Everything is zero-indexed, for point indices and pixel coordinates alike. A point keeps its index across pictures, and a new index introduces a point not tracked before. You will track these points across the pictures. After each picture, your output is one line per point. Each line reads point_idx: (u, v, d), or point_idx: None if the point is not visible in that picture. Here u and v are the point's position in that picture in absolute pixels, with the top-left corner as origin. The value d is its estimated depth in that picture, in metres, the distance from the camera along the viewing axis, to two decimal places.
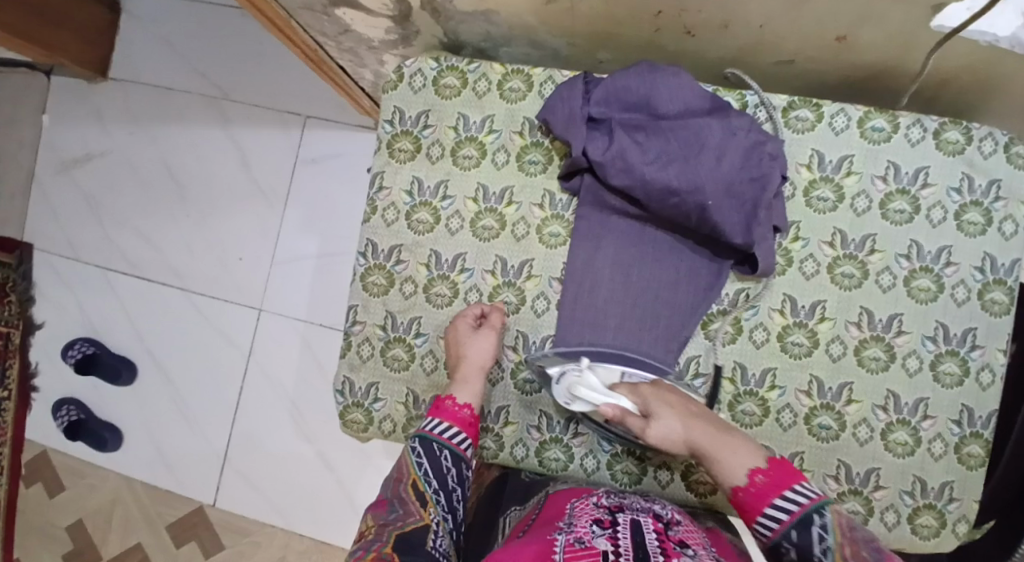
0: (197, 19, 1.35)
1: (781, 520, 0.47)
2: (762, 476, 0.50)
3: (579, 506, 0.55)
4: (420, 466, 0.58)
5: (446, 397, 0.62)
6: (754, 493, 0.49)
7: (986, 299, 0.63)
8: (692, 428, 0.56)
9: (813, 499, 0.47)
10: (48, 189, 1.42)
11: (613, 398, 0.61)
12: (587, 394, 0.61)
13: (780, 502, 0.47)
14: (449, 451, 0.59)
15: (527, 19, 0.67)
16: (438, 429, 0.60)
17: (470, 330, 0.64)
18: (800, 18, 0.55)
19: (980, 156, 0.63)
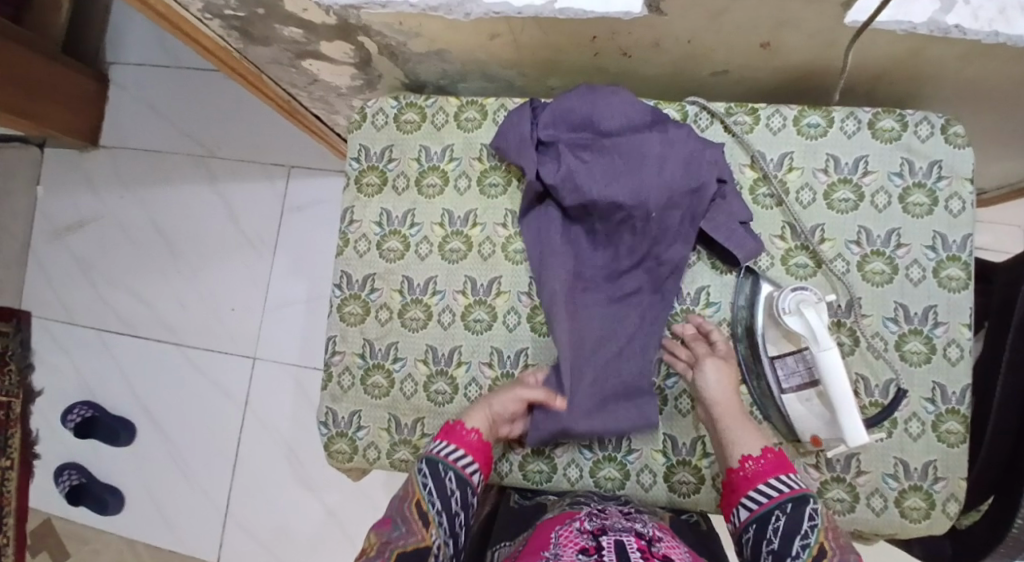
0: (182, 85, 1.42)
1: (772, 496, 0.54)
2: (771, 455, 0.57)
3: (563, 533, 0.55)
4: (425, 486, 0.57)
5: (458, 422, 0.62)
6: (762, 465, 0.56)
7: (942, 276, 0.65)
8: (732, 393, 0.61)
9: (797, 490, 0.54)
10: (45, 257, 1.46)
11: (825, 342, 0.57)
12: (812, 320, 0.57)
13: (778, 481, 0.54)
14: (455, 473, 0.58)
15: (477, 55, 0.72)
16: (446, 451, 0.59)
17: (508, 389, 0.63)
18: (723, 30, 0.59)
19: (918, 140, 0.66)
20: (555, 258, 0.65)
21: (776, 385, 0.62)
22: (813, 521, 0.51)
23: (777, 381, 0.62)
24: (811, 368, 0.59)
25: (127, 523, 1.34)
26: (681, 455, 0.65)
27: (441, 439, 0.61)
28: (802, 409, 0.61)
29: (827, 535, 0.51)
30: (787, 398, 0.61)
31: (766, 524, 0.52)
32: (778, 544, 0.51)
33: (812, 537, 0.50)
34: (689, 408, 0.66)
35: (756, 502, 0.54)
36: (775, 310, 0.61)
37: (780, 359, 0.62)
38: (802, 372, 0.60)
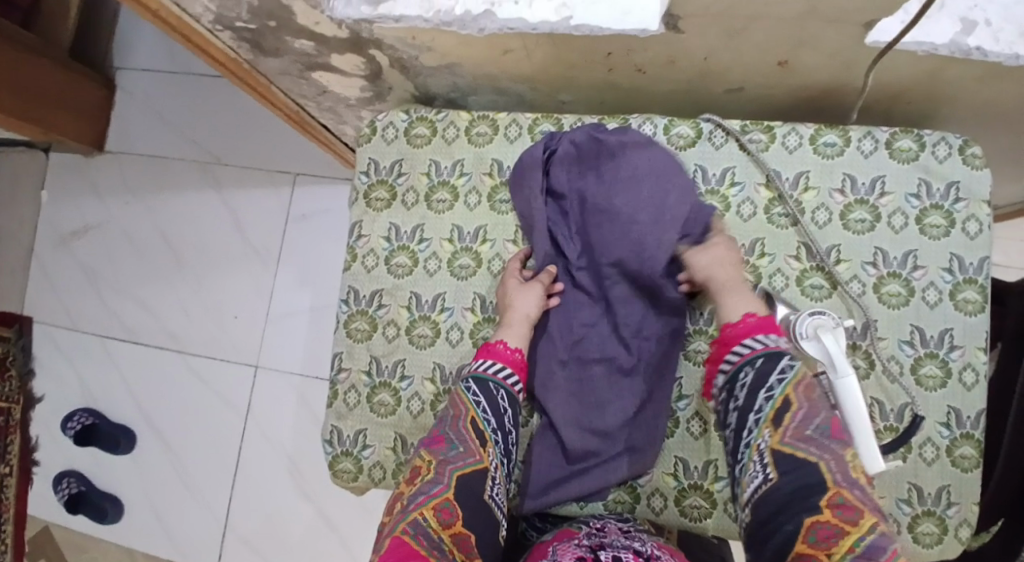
0: (189, 92, 1.41)
1: (750, 349, 0.55)
2: (754, 319, 0.57)
3: (561, 548, 0.54)
4: (478, 404, 0.58)
5: (497, 341, 0.63)
6: (742, 328, 0.57)
7: (959, 299, 0.64)
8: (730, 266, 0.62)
9: (767, 346, 0.54)
10: (48, 261, 1.46)
11: (845, 369, 0.57)
12: (829, 343, 0.57)
13: (755, 340, 0.55)
14: (505, 390, 0.60)
15: (489, 69, 0.71)
16: (492, 369, 0.61)
17: (516, 283, 0.65)
18: (740, 48, 0.58)
19: (935, 161, 0.65)
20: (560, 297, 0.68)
21: None
22: (785, 373, 0.51)
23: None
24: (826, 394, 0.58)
25: (126, 532, 1.32)
26: (693, 479, 0.64)
27: (480, 358, 0.62)
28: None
29: (797, 388, 0.50)
30: None
31: (737, 380, 0.54)
32: (745, 395, 0.53)
33: (777, 388, 0.50)
34: (701, 430, 0.64)
35: (738, 356, 0.56)
36: (790, 333, 0.59)
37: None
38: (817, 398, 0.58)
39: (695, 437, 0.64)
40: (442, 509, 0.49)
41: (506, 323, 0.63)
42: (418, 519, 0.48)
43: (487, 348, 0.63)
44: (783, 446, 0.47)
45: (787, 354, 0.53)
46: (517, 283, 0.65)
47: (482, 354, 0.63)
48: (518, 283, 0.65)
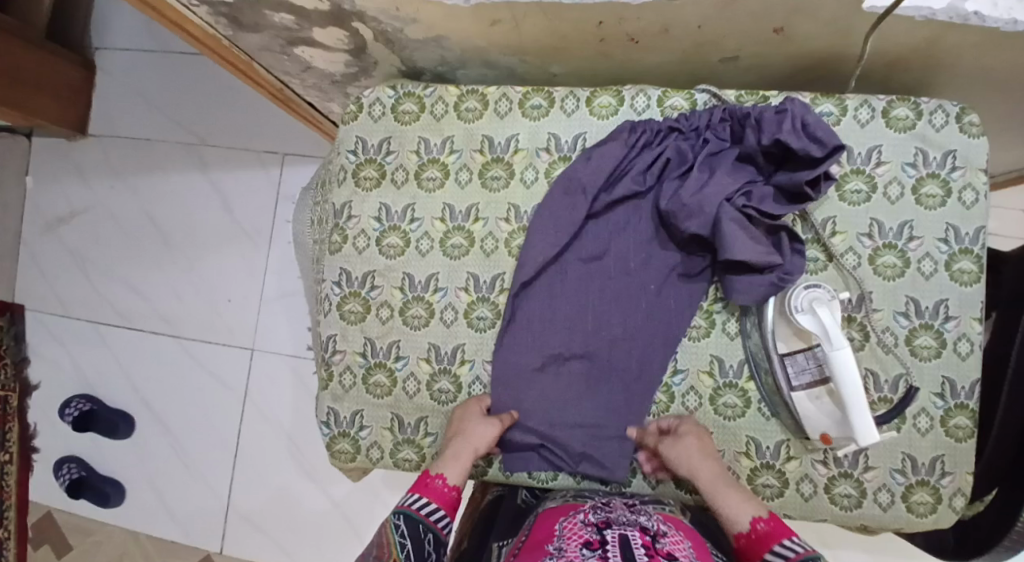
0: (170, 70, 1.38)
1: (787, 558, 0.48)
2: (764, 524, 0.52)
3: (567, 525, 0.54)
4: (403, 547, 0.53)
5: (435, 475, 0.58)
6: (756, 539, 0.51)
7: (954, 270, 0.63)
8: (709, 460, 0.59)
9: (805, 551, 0.48)
10: (36, 248, 1.44)
11: (840, 343, 0.55)
12: (825, 319, 0.56)
13: (780, 550, 0.49)
14: (431, 531, 0.55)
15: (477, 42, 0.69)
16: (424, 509, 0.56)
17: (477, 414, 0.64)
18: (734, 16, 0.57)
19: (932, 129, 0.64)
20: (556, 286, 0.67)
21: (785, 384, 0.60)
22: None
23: (786, 378, 0.60)
24: (823, 366, 0.58)
25: (129, 515, 1.34)
26: None
27: (411, 492, 0.57)
28: (813, 407, 0.59)
29: None
30: (797, 396, 0.59)
31: None
32: None
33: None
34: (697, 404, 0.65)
35: None
36: (786, 307, 0.59)
37: (791, 355, 0.60)
38: (812, 369, 0.59)
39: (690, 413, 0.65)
40: None
41: (450, 455, 0.60)
42: None
43: (423, 483, 0.58)
44: None
45: (823, 558, 0.47)
46: (476, 414, 0.63)
47: (416, 489, 0.58)
48: (479, 413, 0.64)
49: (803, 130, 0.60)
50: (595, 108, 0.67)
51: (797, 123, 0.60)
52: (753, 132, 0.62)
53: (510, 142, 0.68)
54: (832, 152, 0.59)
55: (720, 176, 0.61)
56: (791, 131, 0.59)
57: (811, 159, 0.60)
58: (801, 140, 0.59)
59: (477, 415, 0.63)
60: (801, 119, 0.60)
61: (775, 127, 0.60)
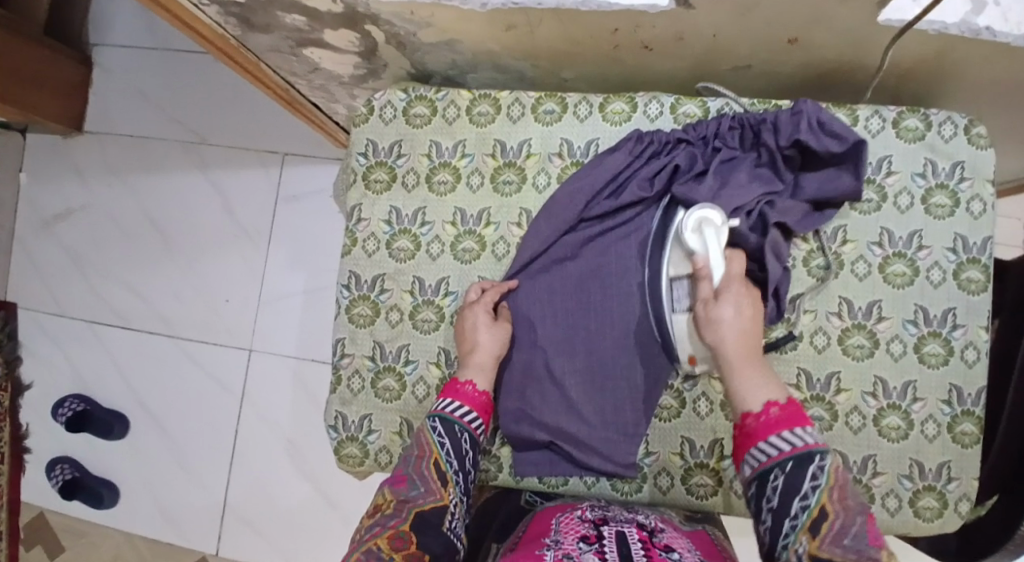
0: (170, 68, 1.36)
1: (779, 452, 0.47)
2: (777, 411, 0.50)
3: (564, 521, 0.55)
4: (442, 446, 0.56)
5: (465, 381, 0.62)
6: (766, 422, 0.49)
7: (962, 279, 0.64)
8: (751, 341, 0.55)
9: (809, 443, 0.47)
10: (31, 246, 1.42)
11: (716, 259, 0.58)
12: (709, 239, 0.58)
13: (786, 437, 0.48)
14: (468, 433, 0.59)
15: (490, 46, 0.69)
16: (458, 411, 0.60)
17: (487, 320, 0.64)
18: (749, 24, 0.57)
19: (942, 140, 0.65)
20: (561, 288, 0.66)
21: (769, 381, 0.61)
22: (817, 481, 0.45)
23: (668, 303, 0.61)
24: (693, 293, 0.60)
25: (124, 517, 1.32)
26: (699, 457, 0.64)
27: (443, 398, 0.61)
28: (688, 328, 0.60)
29: (832, 495, 0.45)
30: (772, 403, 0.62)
31: (765, 482, 0.47)
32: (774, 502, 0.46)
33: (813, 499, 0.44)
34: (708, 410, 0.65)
35: (764, 456, 0.48)
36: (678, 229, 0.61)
37: (674, 281, 0.62)
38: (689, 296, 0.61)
39: (702, 417, 0.65)
40: (396, 538, 0.49)
41: (474, 363, 0.62)
42: (371, 549, 0.48)
43: (453, 389, 0.61)
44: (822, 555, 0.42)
45: (819, 454, 0.46)
46: (485, 322, 0.63)
47: (447, 394, 0.61)
48: (486, 318, 0.64)
49: (820, 130, 0.62)
50: (607, 114, 0.67)
51: (814, 123, 0.62)
52: (770, 133, 0.63)
53: (523, 146, 0.68)
54: (851, 147, 0.61)
55: (722, 187, 0.62)
56: (808, 132, 0.61)
57: (830, 155, 0.63)
58: (819, 139, 0.62)
59: (486, 321, 0.64)
60: (816, 119, 0.62)
61: (793, 128, 0.62)
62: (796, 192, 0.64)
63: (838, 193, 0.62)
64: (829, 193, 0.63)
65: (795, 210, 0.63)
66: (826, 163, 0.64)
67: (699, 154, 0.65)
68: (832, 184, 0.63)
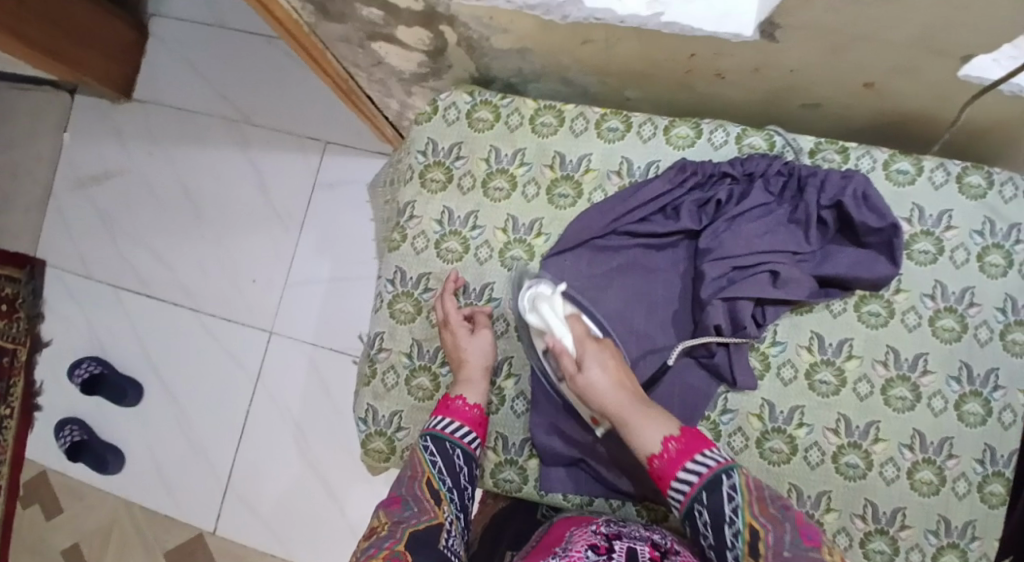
0: (223, 45, 1.38)
1: (692, 483, 0.49)
2: (675, 444, 0.52)
3: (577, 531, 0.56)
4: (434, 464, 0.59)
5: (456, 398, 0.63)
6: (669, 458, 0.52)
7: (1008, 340, 0.64)
8: (620, 383, 0.58)
9: (718, 463, 0.49)
10: (65, 205, 1.43)
11: (562, 331, 0.62)
12: (545, 314, 0.63)
13: (695, 463, 0.50)
14: (461, 449, 0.61)
15: (560, 59, 0.69)
16: (451, 429, 0.61)
17: (465, 335, 0.65)
18: (828, 64, 0.57)
19: (1002, 200, 0.64)
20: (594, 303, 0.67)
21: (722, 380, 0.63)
22: (735, 501, 0.46)
23: (554, 374, 0.64)
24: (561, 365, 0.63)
25: (125, 484, 1.32)
26: None
27: (437, 416, 0.62)
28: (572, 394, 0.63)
29: (754, 511, 0.46)
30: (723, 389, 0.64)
31: (694, 518, 0.48)
32: (711, 536, 0.47)
33: (738, 520, 0.45)
34: (743, 445, 0.64)
35: (682, 494, 0.50)
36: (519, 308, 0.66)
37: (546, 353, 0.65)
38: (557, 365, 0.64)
39: (737, 451, 0.64)
40: (392, 557, 0.48)
41: (464, 379, 0.64)
42: None
43: (445, 405, 0.63)
44: None
45: (727, 471, 0.48)
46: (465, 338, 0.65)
47: (440, 412, 0.63)
48: (464, 334, 0.65)
49: (863, 202, 0.62)
50: (672, 138, 0.67)
51: (859, 194, 0.62)
52: (816, 190, 0.63)
53: (583, 161, 0.68)
54: (888, 228, 0.62)
55: (751, 237, 0.63)
56: (851, 200, 0.62)
57: (867, 231, 0.63)
58: (859, 211, 0.62)
59: (466, 335, 0.65)
60: (863, 190, 0.62)
61: (838, 190, 0.63)
62: (823, 263, 0.64)
63: (869, 275, 0.62)
64: (858, 273, 0.62)
65: (810, 283, 0.62)
66: (859, 242, 0.64)
67: (743, 193, 0.65)
68: (867, 266, 0.63)
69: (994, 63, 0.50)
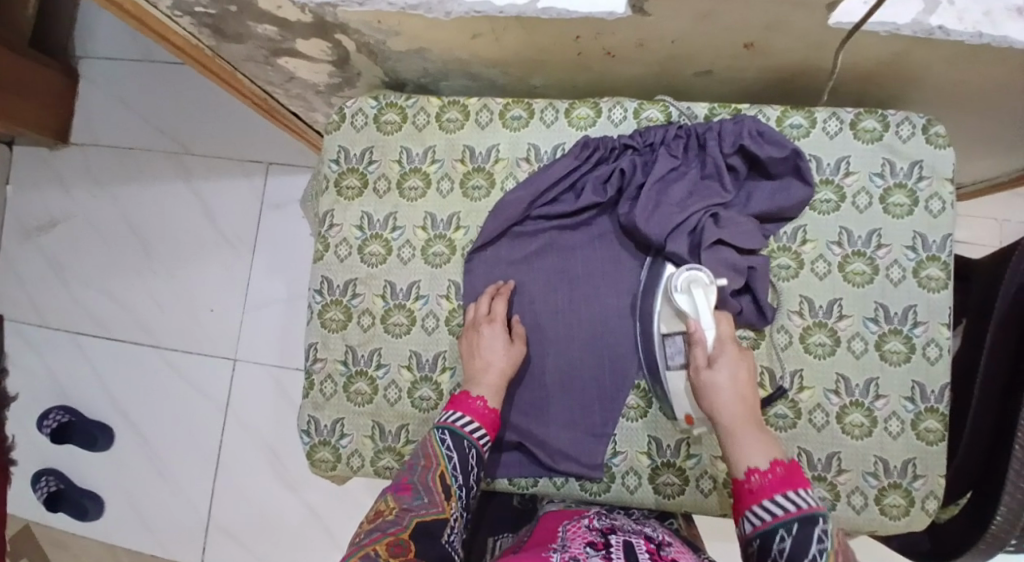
0: (154, 79, 1.38)
1: (787, 510, 0.48)
2: (781, 469, 0.50)
3: (571, 528, 0.56)
4: (450, 459, 0.57)
5: (477, 398, 0.61)
6: (770, 479, 0.50)
7: (922, 276, 0.65)
8: (744, 392, 0.55)
9: (811, 506, 0.48)
10: (15, 257, 1.42)
11: (708, 321, 0.58)
12: (699, 301, 0.58)
13: (787, 497, 0.48)
14: (475, 449, 0.59)
15: (459, 54, 0.70)
16: (467, 427, 0.59)
17: (504, 339, 0.63)
18: (707, 30, 0.58)
19: (899, 140, 0.66)
20: (518, 288, 0.68)
21: (661, 362, 0.61)
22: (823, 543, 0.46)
23: (662, 358, 0.61)
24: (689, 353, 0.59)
25: (108, 529, 1.31)
26: (666, 457, 0.65)
27: (453, 410, 0.61)
28: (685, 387, 0.60)
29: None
30: (670, 373, 0.60)
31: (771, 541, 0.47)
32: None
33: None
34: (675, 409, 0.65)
35: (768, 514, 0.48)
36: (667, 287, 0.61)
37: (665, 338, 0.61)
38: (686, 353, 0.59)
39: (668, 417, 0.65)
40: (396, 545, 0.48)
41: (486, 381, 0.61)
42: (369, 553, 0.47)
43: (464, 402, 0.61)
44: None
45: (822, 518, 0.47)
46: (503, 340, 0.63)
47: (457, 407, 0.61)
48: (504, 339, 0.63)
49: (760, 139, 0.64)
50: (573, 119, 0.69)
51: (754, 133, 0.64)
52: (714, 140, 0.65)
53: (491, 152, 0.69)
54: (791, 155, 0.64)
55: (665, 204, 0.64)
56: (749, 140, 0.64)
57: (774, 164, 0.65)
58: (760, 148, 0.64)
59: (504, 340, 0.63)
60: (756, 129, 0.64)
61: (735, 135, 0.65)
62: (747, 202, 0.66)
63: (789, 202, 0.64)
64: (782, 203, 0.65)
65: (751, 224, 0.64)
66: (770, 174, 0.66)
67: (645, 159, 0.66)
68: (784, 193, 0.65)
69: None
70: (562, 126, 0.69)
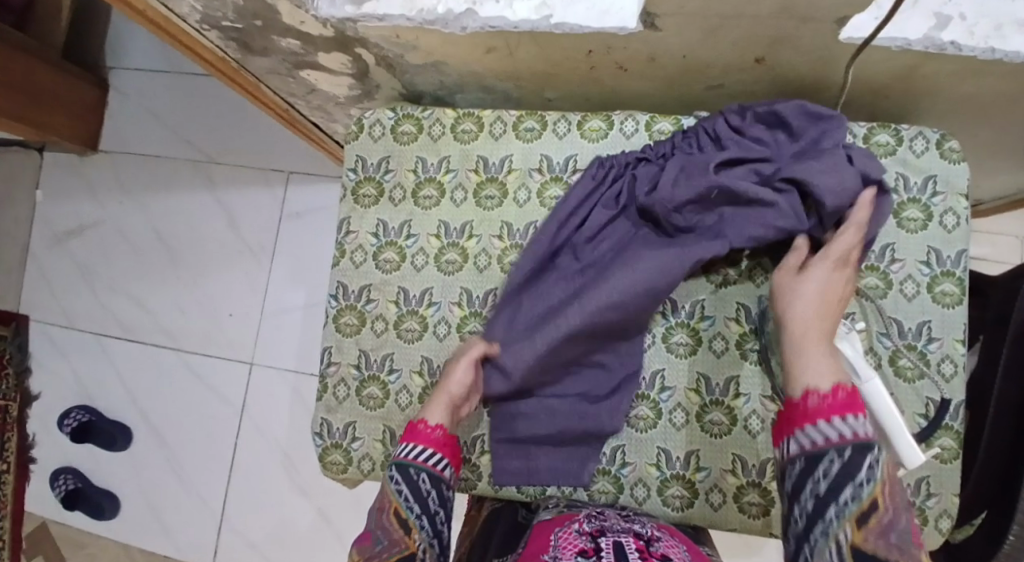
0: (182, 90, 1.42)
1: (832, 437, 0.47)
2: (844, 393, 0.49)
3: (563, 536, 0.55)
4: (400, 493, 0.57)
5: (419, 420, 0.61)
6: (830, 402, 0.48)
7: (937, 291, 0.65)
8: (830, 302, 0.56)
9: (859, 435, 0.46)
10: (44, 260, 1.47)
11: (865, 374, 0.57)
12: (848, 352, 0.58)
13: (840, 423, 0.47)
14: (427, 474, 0.58)
15: (474, 68, 0.72)
16: (414, 455, 0.59)
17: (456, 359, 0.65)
18: (717, 45, 0.59)
19: (913, 155, 0.66)
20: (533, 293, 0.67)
21: None
22: (873, 472, 0.44)
23: None
24: None
25: (123, 529, 1.34)
26: (676, 469, 0.65)
27: (403, 442, 0.60)
28: None
29: (884, 489, 0.44)
30: None
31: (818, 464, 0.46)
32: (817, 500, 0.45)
33: (858, 499, 0.43)
34: (684, 421, 0.66)
35: (819, 437, 0.48)
36: None
37: None
38: None
39: (677, 429, 0.66)
40: None
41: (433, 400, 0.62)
42: None
43: (410, 430, 0.61)
44: (865, 546, 0.42)
45: (875, 446, 0.45)
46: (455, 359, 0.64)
47: (406, 438, 0.61)
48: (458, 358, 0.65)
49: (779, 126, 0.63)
50: (586, 131, 0.70)
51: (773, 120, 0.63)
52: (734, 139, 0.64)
53: (505, 162, 0.71)
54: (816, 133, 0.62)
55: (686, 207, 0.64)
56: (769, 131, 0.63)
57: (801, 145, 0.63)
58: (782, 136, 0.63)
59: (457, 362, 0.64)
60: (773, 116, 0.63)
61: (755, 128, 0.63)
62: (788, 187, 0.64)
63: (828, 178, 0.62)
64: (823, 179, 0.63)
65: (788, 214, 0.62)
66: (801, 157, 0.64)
67: (660, 170, 0.65)
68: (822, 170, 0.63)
69: (869, 7, 0.51)
70: (575, 138, 0.70)
